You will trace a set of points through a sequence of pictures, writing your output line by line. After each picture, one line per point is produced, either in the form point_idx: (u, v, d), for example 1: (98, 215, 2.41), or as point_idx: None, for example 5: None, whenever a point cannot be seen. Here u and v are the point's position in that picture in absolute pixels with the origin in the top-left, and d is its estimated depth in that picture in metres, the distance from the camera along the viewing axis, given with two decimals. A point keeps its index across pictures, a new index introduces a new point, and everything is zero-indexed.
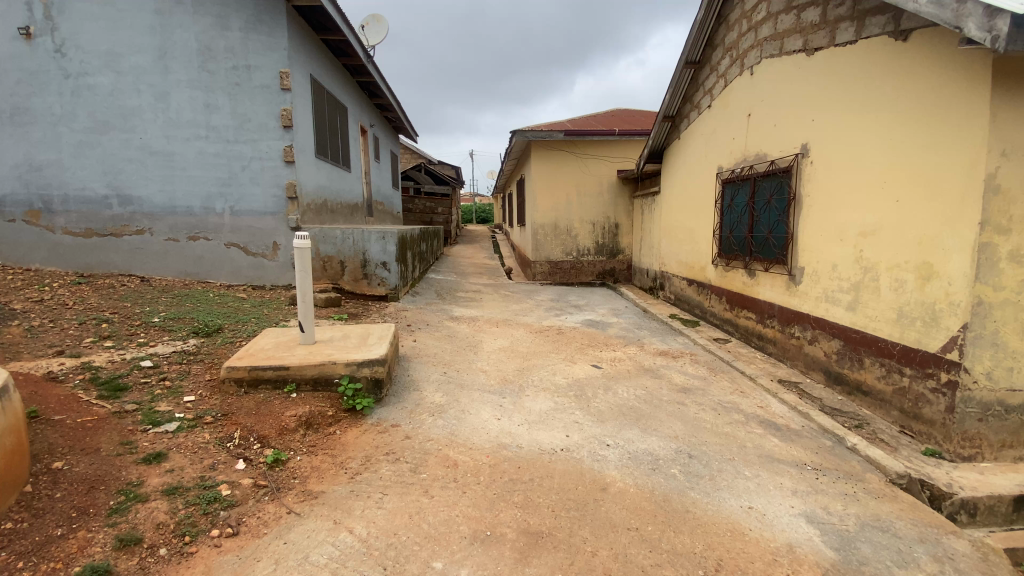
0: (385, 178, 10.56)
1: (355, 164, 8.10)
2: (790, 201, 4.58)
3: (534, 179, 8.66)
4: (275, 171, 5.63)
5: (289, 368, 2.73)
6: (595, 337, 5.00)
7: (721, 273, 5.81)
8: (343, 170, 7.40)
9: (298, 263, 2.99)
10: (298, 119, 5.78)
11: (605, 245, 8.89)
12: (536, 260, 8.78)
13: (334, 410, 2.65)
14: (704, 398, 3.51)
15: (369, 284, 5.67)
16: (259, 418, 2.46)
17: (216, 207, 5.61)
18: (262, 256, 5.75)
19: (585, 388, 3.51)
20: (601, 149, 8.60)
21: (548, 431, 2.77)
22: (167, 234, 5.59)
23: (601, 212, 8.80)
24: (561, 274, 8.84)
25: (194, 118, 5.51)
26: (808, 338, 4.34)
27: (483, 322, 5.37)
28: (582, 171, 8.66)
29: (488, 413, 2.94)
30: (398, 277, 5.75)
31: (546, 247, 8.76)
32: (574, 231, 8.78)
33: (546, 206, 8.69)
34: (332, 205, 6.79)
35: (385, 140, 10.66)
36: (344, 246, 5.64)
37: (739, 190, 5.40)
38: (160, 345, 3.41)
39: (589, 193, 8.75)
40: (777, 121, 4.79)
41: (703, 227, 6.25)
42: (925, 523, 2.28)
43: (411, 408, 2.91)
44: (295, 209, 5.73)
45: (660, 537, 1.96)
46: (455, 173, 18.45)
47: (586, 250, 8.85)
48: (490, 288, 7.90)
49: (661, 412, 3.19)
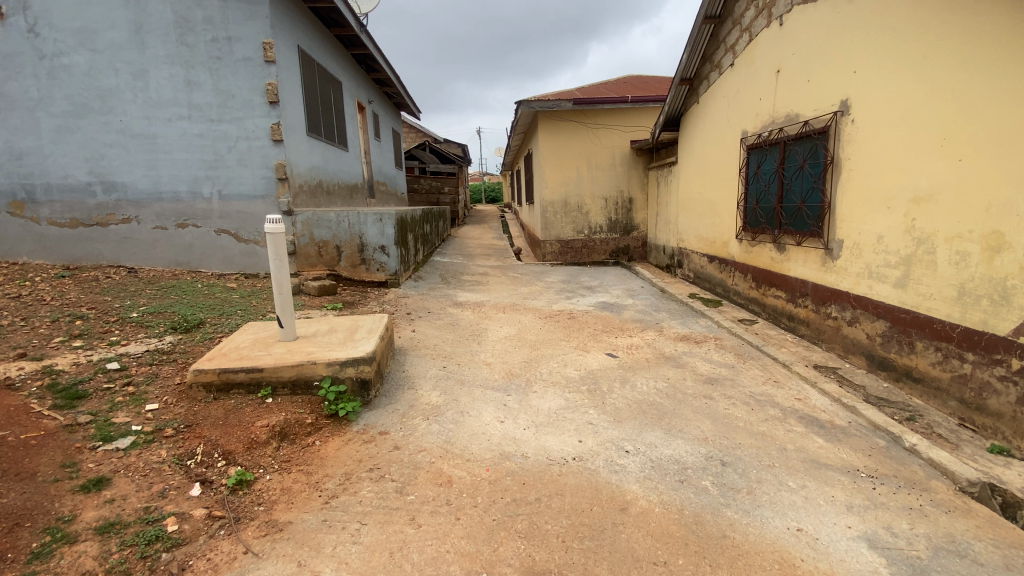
0: (387, 158, 10.16)
1: (353, 143, 7.73)
2: (827, 165, 4.09)
3: (541, 153, 8.15)
4: (263, 151, 5.18)
5: (263, 370, 2.42)
6: (610, 322, 4.62)
7: (746, 248, 5.35)
8: (340, 149, 7.03)
9: (271, 251, 2.63)
10: (286, 93, 5.32)
11: (619, 222, 8.42)
12: (546, 239, 8.36)
13: (315, 417, 2.34)
14: (733, 390, 3.13)
15: (368, 270, 5.34)
16: (226, 430, 2.16)
17: (203, 191, 5.26)
18: (255, 243, 5.36)
19: (600, 381, 3.15)
20: (612, 117, 8.07)
21: (557, 435, 2.42)
22: (154, 222, 5.29)
23: (614, 186, 8.30)
24: (573, 254, 8.42)
25: (176, 97, 5.13)
26: (847, 318, 3.91)
27: (488, 308, 5.01)
28: (592, 141, 8.14)
29: (490, 414, 2.61)
30: (398, 262, 5.42)
31: (556, 225, 8.32)
32: (584, 208, 8.32)
33: (555, 182, 8.21)
34: (328, 187, 6.43)
35: (386, 117, 10.23)
36: (339, 229, 5.29)
37: (768, 156, 4.90)
38: (133, 344, 3.12)
39: (600, 166, 8.24)
40: (811, 77, 4.27)
41: (725, 199, 5.76)
42: (1009, 545, 1.90)
43: (403, 411, 2.58)
44: (286, 191, 5.26)
45: (693, 574, 1.61)
46: (462, 151, 18.02)
47: (598, 227, 8.39)
48: (498, 270, 7.52)
49: (686, 409, 2.81)
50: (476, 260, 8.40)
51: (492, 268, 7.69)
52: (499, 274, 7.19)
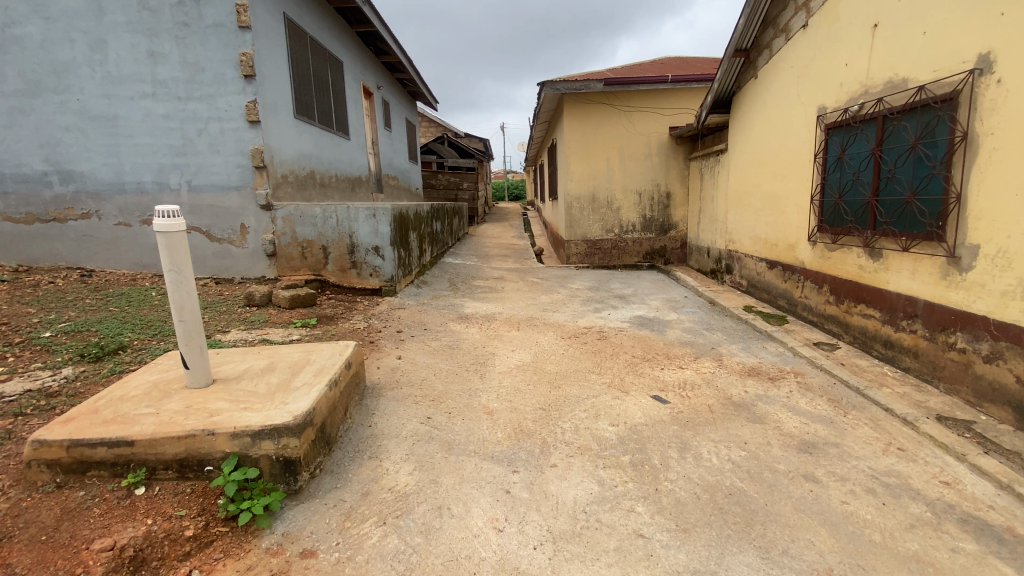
0: (399, 150, 9.37)
1: (357, 130, 6.93)
2: (956, 144, 3.02)
3: (566, 141, 7.18)
4: (237, 134, 4.39)
5: (134, 444, 1.59)
6: (651, 346, 3.65)
7: (822, 253, 4.28)
8: (340, 137, 6.22)
9: (165, 259, 1.77)
10: (266, 67, 4.50)
11: (654, 220, 7.39)
12: (571, 239, 7.41)
13: (200, 526, 1.48)
14: (844, 466, 2.14)
15: (359, 276, 4.49)
16: (43, 556, 1.32)
17: (170, 182, 4.51)
18: (229, 242, 4.54)
19: (647, 446, 2.19)
20: (648, 100, 7.05)
21: (586, 564, 1.49)
22: (117, 217, 4.58)
23: (649, 179, 7.28)
24: (602, 256, 7.44)
25: (139, 72, 4.39)
26: (985, 352, 2.84)
27: (499, 323, 4.09)
28: (625, 128, 7.13)
29: (482, 512, 1.69)
30: (395, 265, 4.54)
31: (583, 223, 7.35)
32: (614, 203, 7.32)
33: (581, 174, 7.24)
34: (323, 179, 5.62)
35: (398, 106, 9.44)
36: (326, 227, 4.44)
37: (857, 136, 3.84)
38: (15, 379, 2.33)
39: (634, 156, 7.22)
40: (928, 28, 3.19)
41: (793, 192, 4.70)
42: None
43: (351, 506, 1.68)
44: (264, 181, 4.45)
45: None
46: (483, 146, 17.19)
47: (631, 225, 7.38)
48: (517, 274, 6.61)
49: (784, 506, 1.84)
50: (492, 262, 7.50)
51: (509, 271, 6.80)
52: (517, 278, 6.29)
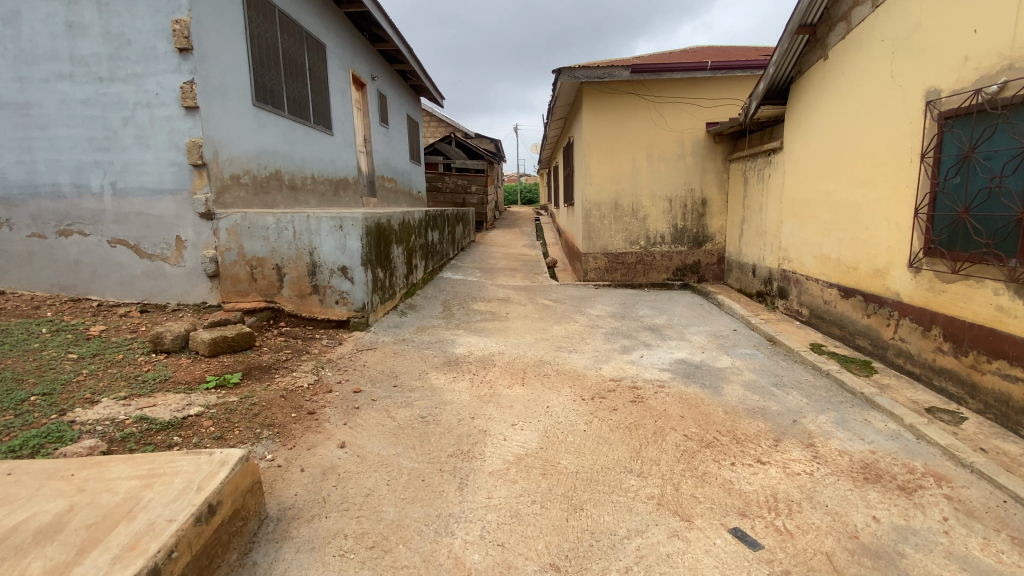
0: (398, 149, 8.44)
1: (343, 125, 5.99)
2: None
3: (585, 138, 6.17)
4: (170, 124, 3.45)
5: None
6: (707, 415, 2.62)
7: (929, 285, 3.21)
8: (319, 132, 5.29)
9: None
10: (210, 40, 3.55)
11: (686, 231, 6.34)
12: (589, 251, 6.38)
13: None
14: None
15: (322, 303, 3.52)
16: None
17: (91, 184, 3.60)
18: (162, 260, 3.61)
19: None
20: (682, 91, 6.02)
21: None
22: (28, 227, 3.68)
23: (682, 183, 6.24)
24: (625, 271, 6.39)
25: (52, 46, 3.49)
26: None
27: (499, 371, 3.10)
28: (654, 123, 6.11)
29: None
30: (369, 290, 3.56)
31: (603, 233, 6.32)
32: (641, 211, 6.28)
33: (602, 176, 6.22)
34: (294, 181, 4.69)
35: (398, 101, 8.53)
36: (281, 241, 3.47)
37: (996, 128, 2.78)
38: None
39: (665, 156, 6.19)
40: None
41: (881, 203, 3.62)
42: None
43: None
44: (204, 183, 3.50)
45: None
46: (495, 146, 16.24)
47: (659, 237, 6.33)
48: (526, 293, 5.60)
49: None
50: (498, 277, 6.51)
51: (516, 289, 5.79)
52: (525, 299, 5.31)
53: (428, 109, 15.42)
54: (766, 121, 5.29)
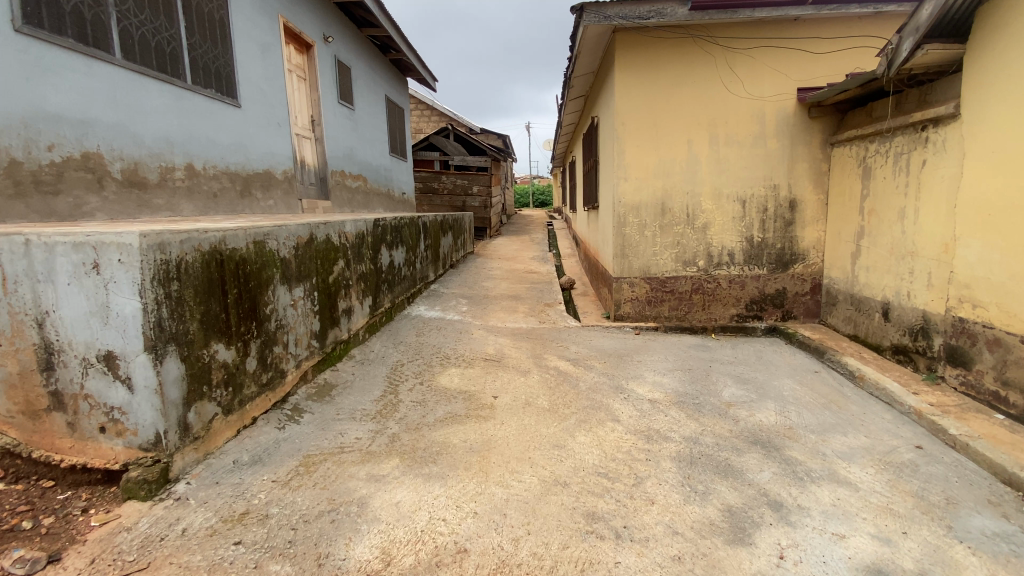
0: (375, 137, 6.58)
1: (269, 95, 4.11)
2: None
3: (617, 112, 4.20)
4: None
5: None
6: None
7: None
8: (211, 100, 3.42)
9: None
10: None
11: (767, 247, 4.33)
12: (623, 275, 4.39)
13: None
14: None
15: (75, 427, 1.63)
16: None
17: None
18: None
19: None
20: (764, 41, 4.06)
21: None
22: None
23: (761, 177, 4.26)
24: (675, 304, 4.40)
25: None
26: None
27: None
28: (721, 89, 4.13)
29: None
30: (180, 397, 1.65)
31: (644, 249, 4.34)
32: (699, 219, 4.29)
33: (642, 168, 4.25)
34: (137, 174, 2.83)
35: (375, 76, 6.65)
36: None
37: None
38: None
39: (736, 137, 4.20)
40: None
41: None
42: None
43: None
44: None
45: None
46: (503, 143, 14.34)
47: (727, 255, 4.34)
48: (530, 339, 3.66)
49: None
50: (494, 307, 4.58)
51: (516, 331, 3.85)
52: (526, 353, 3.35)
53: (428, 100, 13.56)
54: (925, 74, 3.14)
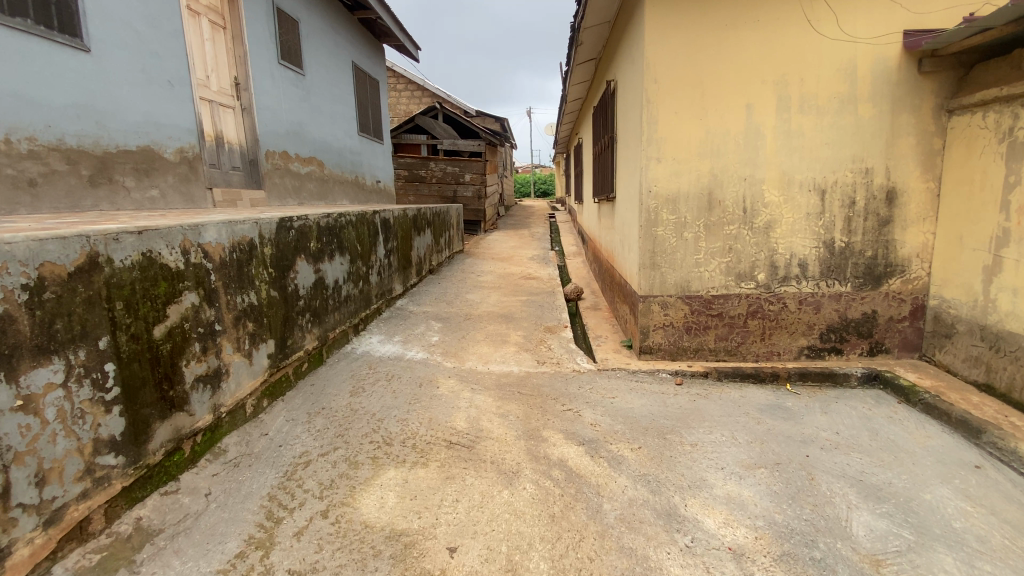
0: (338, 112, 5.34)
1: (152, 42, 2.89)
2: None
3: (646, 64, 2.96)
4: None
5: None
6: None
7: None
8: (26, 37, 2.21)
9: None
10: None
11: (854, 255, 3.12)
12: (652, 293, 3.17)
13: None
14: None
15: None
16: None
17: None
18: None
19: None
20: None
21: None
22: None
23: (849, 157, 3.02)
24: (723, 332, 3.21)
25: None
26: None
27: None
28: (794, 30, 2.90)
29: None
30: None
31: (683, 257, 3.13)
32: (759, 216, 3.07)
33: (680, 145, 3.02)
34: None
35: (337, 36, 5.39)
36: None
37: None
38: None
39: (815, 100, 2.97)
40: None
41: None
42: None
43: None
44: None
45: None
46: (501, 127, 13.05)
47: (798, 266, 3.13)
48: (522, 394, 2.45)
49: None
50: (476, 332, 3.38)
51: (503, 379, 2.61)
52: (516, 427, 2.14)
53: (419, 80, 12.24)
54: None
